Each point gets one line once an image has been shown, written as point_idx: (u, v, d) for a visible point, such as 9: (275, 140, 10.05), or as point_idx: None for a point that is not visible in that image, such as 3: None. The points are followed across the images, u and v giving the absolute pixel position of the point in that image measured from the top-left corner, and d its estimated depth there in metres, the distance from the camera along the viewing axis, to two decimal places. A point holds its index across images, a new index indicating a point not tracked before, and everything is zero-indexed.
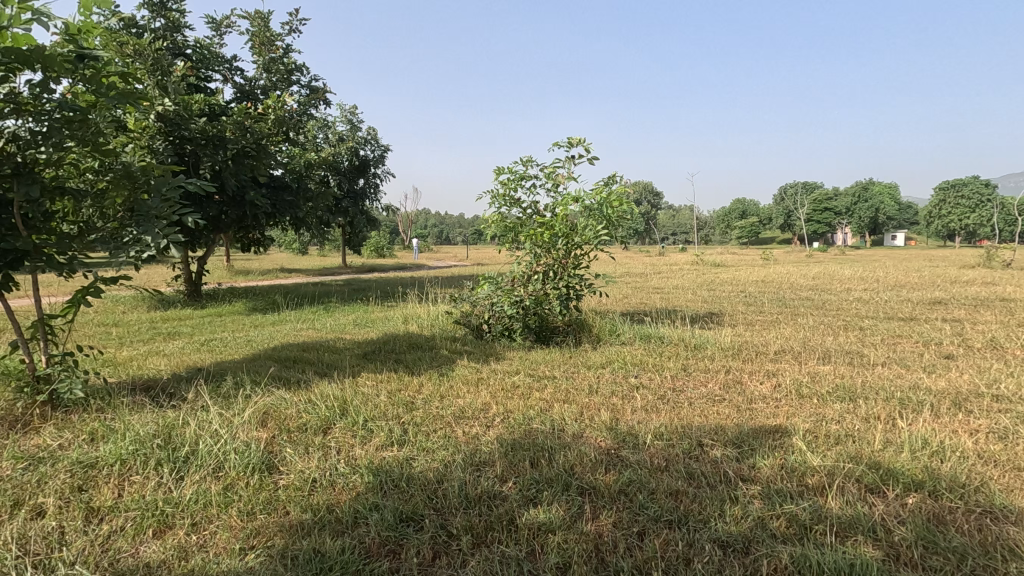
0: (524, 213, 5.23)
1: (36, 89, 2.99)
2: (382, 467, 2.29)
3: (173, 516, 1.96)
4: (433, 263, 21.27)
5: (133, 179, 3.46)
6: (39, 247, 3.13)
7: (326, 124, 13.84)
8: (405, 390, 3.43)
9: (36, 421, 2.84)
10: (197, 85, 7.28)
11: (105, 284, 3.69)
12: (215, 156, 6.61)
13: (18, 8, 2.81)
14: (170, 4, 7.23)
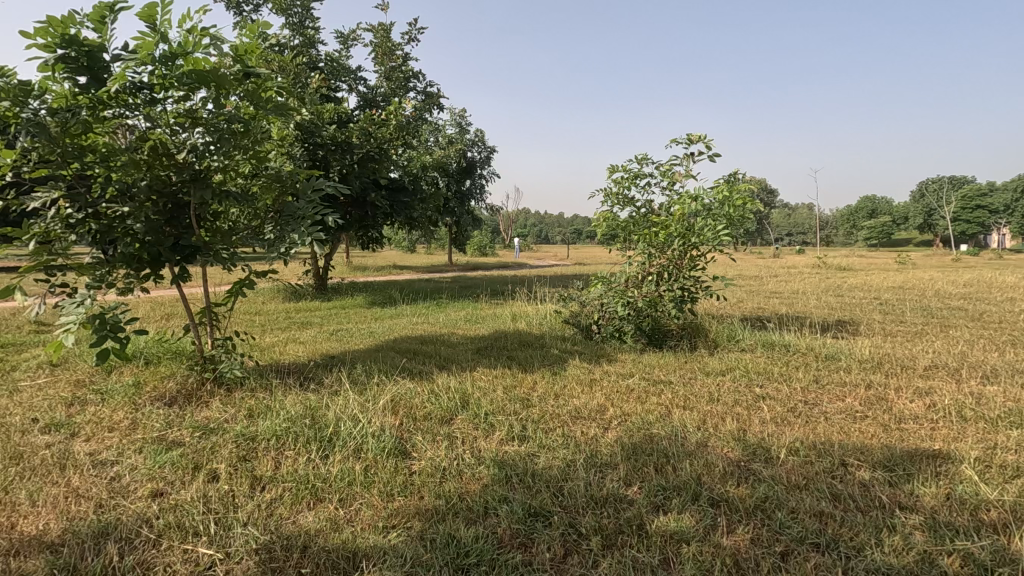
0: (637, 213, 5.11)
1: (211, 105, 3.41)
2: (507, 461, 2.35)
3: (323, 490, 2.15)
4: (534, 262, 21.50)
5: (282, 182, 3.83)
6: (208, 244, 3.57)
7: (437, 127, 14.44)
8: (520, 387, 3.50)
9: (205, 396, 3.25)
10: (329, 95, 7.91)
11: (257, 277, 4.13)
12: (343, 160, 7.18)
13: (200, 35, 3.23)
14: (308, 22, 7.95)
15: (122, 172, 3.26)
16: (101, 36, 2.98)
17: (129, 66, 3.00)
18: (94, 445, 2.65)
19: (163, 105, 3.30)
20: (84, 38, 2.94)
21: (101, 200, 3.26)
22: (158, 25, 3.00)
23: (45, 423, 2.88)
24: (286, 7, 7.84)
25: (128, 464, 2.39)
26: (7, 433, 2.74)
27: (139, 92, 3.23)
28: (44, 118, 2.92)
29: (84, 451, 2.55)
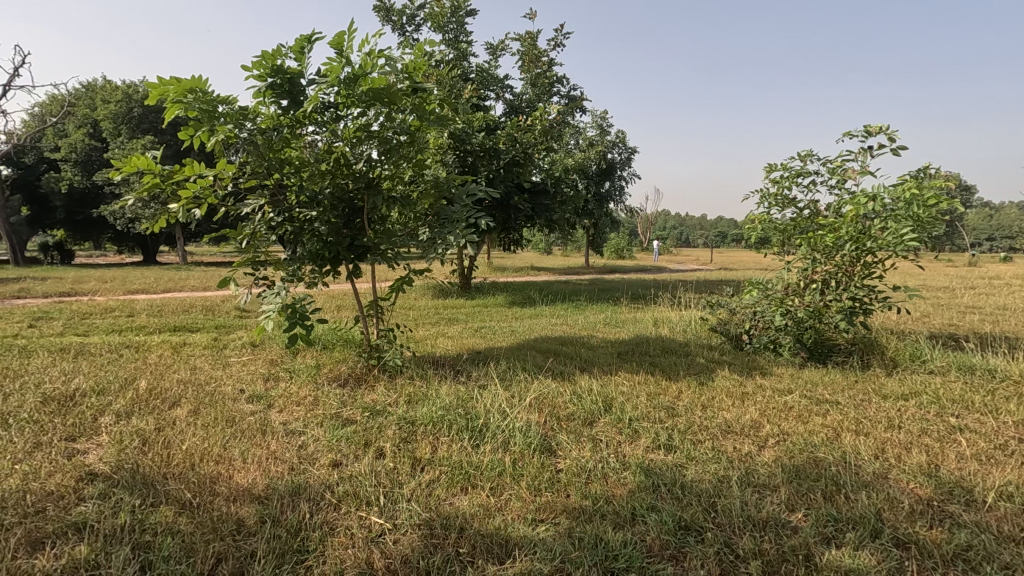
0: (799, 215, 4.65)
1: (383, 119, 3.77)
2: (654, 468, 2.29)
3: (476, 477, 2.28)
4: (674, 266, 20.65)
5: (440, 187, 4.11)
6: (376, 245, 3.96)
7: (578, 130, 14.48)
8: (664, 394, 3.39)
9: (371, 381, 3.62)
10: (478, 104, 8.33)
11: (415, 275, 4.50)
12: (490, 166, 7.54)
13: (378, 56, 3.59)
14: (461, 37, 8.47)
15: (312, 181, 3.76)
16: (301, 65, 3.46)
17: (322, 88, 3.44)
18: (286, 416, 3.09)
19: (346, 121, 3.73)
20: (288, 67, 3.43)
21: (295, 206, 3.80)
22: (344, 51, 3.41)
23: (249, 394, 3.43)
24: (443, 24, 8.43)
25: (313, 436, 2.76)
26: (223, 400, 3.30)
27: (327, 111, 3.69)
28: (256, 137, 3.46)
29: (278, 421, 2.99)
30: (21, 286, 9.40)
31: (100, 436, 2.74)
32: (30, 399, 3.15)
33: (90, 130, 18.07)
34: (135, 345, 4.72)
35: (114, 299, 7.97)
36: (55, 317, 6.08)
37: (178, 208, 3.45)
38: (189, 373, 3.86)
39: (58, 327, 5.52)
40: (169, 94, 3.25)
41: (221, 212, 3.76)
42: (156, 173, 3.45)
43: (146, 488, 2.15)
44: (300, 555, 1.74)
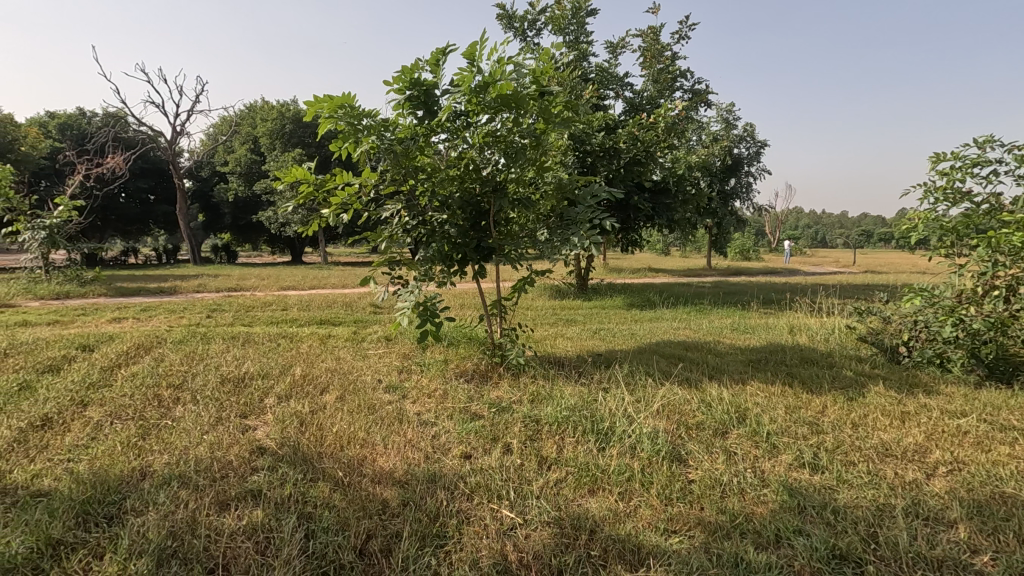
0: (974, 210, 4.02)
1: (509, 124, 3.87)
2: (799, 489, 2.11)
3: (603, 480, 2.25)
4: (809, 269, 18.89)
5: (563, 188, 4.14)
6: (501, 246, 4.08)
7: (702, 125, 13.78)
8: (806, 408, 3.11)
9: (496, 378, 3.74)
10: (598, 104, 8.26)
11: (537, 275, 4.57)
12: (610, 166, 7.46)
13: (506, 64, 3.69)
14: (582, 38, 8.46)
15: (442, 186, 3.97)
16: (436, 77, 3.65)
17: (455, 97, 3.61)
18: (419, 407, 3.29)
19: (476, 127, 3.88)
20: (424, 79, 3.64)
21: (428, 210, 4.05)
22: (476, 61, 3.55)
23: (386, 385, 3.70)
24: (563, 27, 8.48)
25: (445, 427, 2.91)
26: (364, 389, 3.60)
27: (458, 119, 3.86)
28: (395, 147, 3.72)
29: (413, 411, 3.19)
30: (201, 282, 10.99)
31: (266, 415, 3.12)
32: (212, 379, 3.67)
33: (251, 146, 20.63)
34: (290, 336, 5.31)
35: (271, 294, 9.04)
36: (226, 309, 7.04)
37: (329, 213, 3.82)
38: (335, 362, 4.27)
39: (229, 318, 6.39)
40: (322, 110, 3.58)
41: (364, 216, 4.08)
42: (310, 182, 3.83)
43: (305, 464, 2.41)
44: (440, 540, 1.85)
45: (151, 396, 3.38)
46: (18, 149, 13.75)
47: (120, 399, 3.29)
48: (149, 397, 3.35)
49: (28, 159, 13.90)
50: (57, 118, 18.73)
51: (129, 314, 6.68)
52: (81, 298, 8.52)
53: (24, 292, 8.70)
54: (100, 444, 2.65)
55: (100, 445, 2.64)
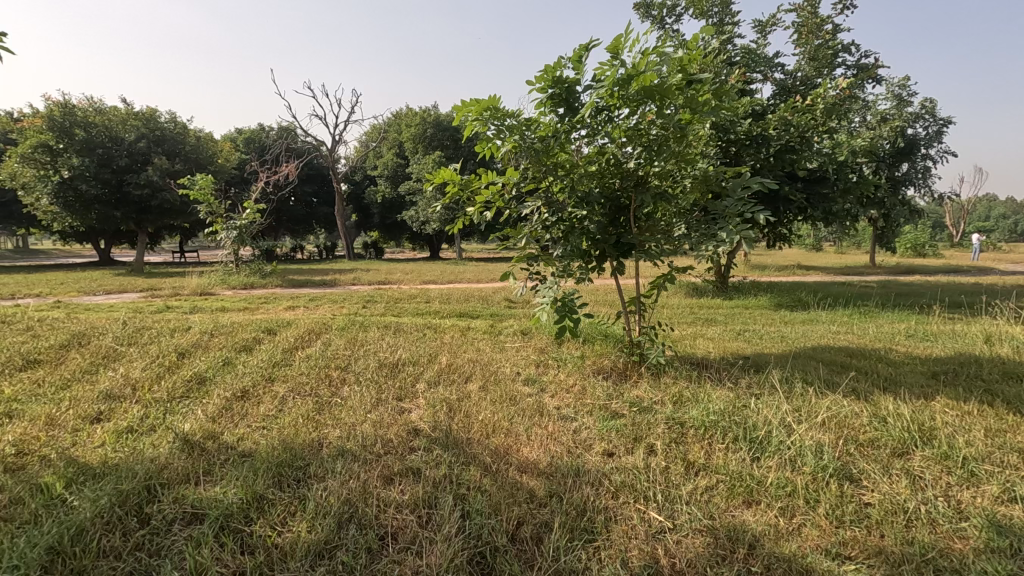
0: None
1: (652, 116, 3.74)
2: (1012, 528, 1.79)
3: (759, 492, 2.11)
4: (1005, 267, 15.91)
5: (709, 181, 3.90)
6: (642, 241, 3.97)
7: (867, 105, 12.21)
8: (1013, 432, 2.63)
9: (634, 376, 3.66)
10: (745, 89, 7.71)
11: (678, 272, 4.38)
12: (758, 155, 6.93)
13: (650, 54, 3.57)
14: (727, 19, 7.94)
15: (582, 182, 3.96)
16: (578, 73, 3.64)
17: (597, 92, 3.58)
18: (558, 401, 3.34)
19: (617, 121, 3.81)
20: (567, 77, 3.65)
21: (569, 207, 4.07)
22: (619, 54, 3.48)
23: (524, 377, 3.81)
24: (706, 10, 8.02)
25: (585, 423, 2.92)
26: (504, 380, 3.73)
27: (599, 114, 3.83)
28: (537, 145, 3.78)
29: (552, 405, 3.24)
30: (355, 275, 12.20)
31: (419, 399, 3.37)
32: (371, 364, 4.06)
33: (397, 150, 22.35)
34: (434, 326, 5.69)
35: (415, 287, 9.74)
36: (378, 301, 7.73)
37: (474, 211, 4.00)
38: (475, 353, 4.48)
39: (381, 309, 7.01)
40: (469, 114, 3.74)
41: (505, 214, 4.22)
42: (456, 183, 4.04)
43: (457, 448, 2.56)
44: (588, 535, 1.85)
45: (323, 376, 3.82)
46: (217, 161, 16.28)
47: (299, 377, 3.77)
48: (321, 377, 3.80)
49: (224, 170, 16.44)
50: (244, 134, 21.89)
51: (300, 303, 7.63)
52: (263, 288, 9.89)
53: (221, 282, 10.32)
54: (285, 415, 3.06)
55: (286, 416, 3.04)
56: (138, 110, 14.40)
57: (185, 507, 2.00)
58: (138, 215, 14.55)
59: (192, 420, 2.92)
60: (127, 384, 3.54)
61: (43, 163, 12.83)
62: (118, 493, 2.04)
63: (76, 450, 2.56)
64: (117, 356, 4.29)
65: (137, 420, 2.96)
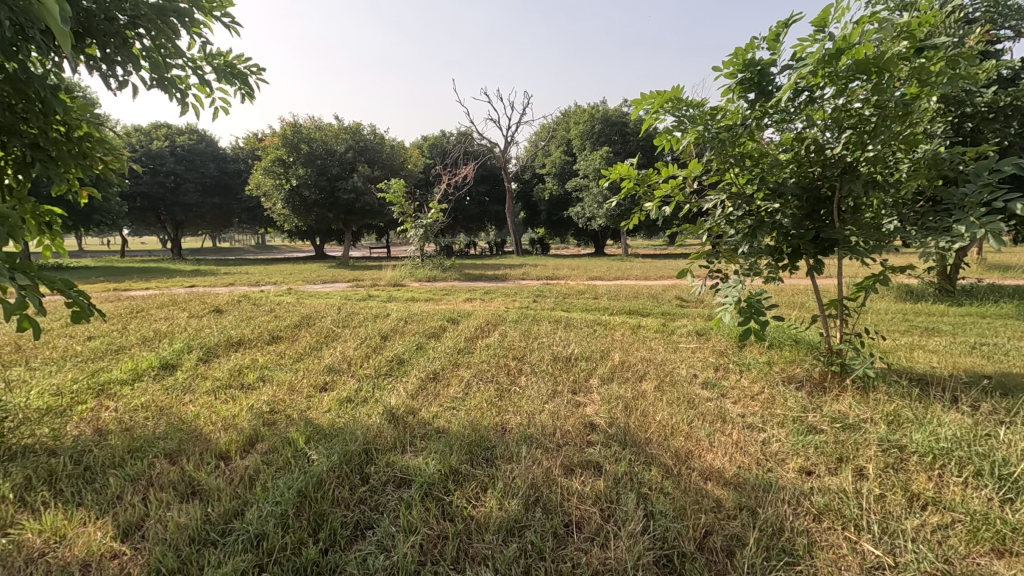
0: None
1: (866, 94, 3.24)
2: None
3: (1015, 541, 1.74)
4: None
5: (941, 164, 3.27)
6: (846, 236, 3.48)
7: None
8: None
9: (835, 389, 3.26)
10: (987, 51, 6.36)
11: (893, 272, 3.76)
12: (1006, 129, 5.67)
13: (865, 22, 3.10)
14: None
15: (773, 173, 3.60)
16: (773, 53, 3.32)
17: (796, 72, 3.22)
18: (742, 408, 3.12)
19: (820, 102, 3.38)
20: (760, 58, 3.34)
21: (757, 199, 3.75)
22: (826, 26, 3.08)
23: (703, 380, 3.62)
24: None
25: (775, 435, 2.68)
26: (681, 381, 3.59)
27: (798, 97, 3.44)
28: (722, 135, 3.53)
29: (736, 412, 3.04)
30: (524, 270, 12.71)
31: (593, 394, 3.41)
32: (546, 356, 4.21)
33: (564, 148, 22.66)
34: (604, 323, 5.69)
35: (582, 283, 9.82)
36: (548, 296, 7.96)
37: (652, 207, 3.86)
38: (648, 352, 4.38)
39: (551, 303, 7.21)
40: (649, 106, 3.62)
41: (685, 208, 4.01)
42: (633, 178, 3.94)
43: (635, 446, 2.54)
44: (788, 558, 1.71)
45: (502, 364, 4.06)
46: (406, 166, 18.15)
47: (481, 365, 4.05)
48: (501, 365, 4.04)
49: (412, 174, 18.29)
50: (429, 141, 24.09)
51: (477, 296, 8.19)
52: (444, 281, 10.83)
53: (410, 275, 11.51)
54: (471, 399, 3.32)
55: (472, 399, 3.30)
56: (347, 125, 16.67)
57: (396, 472, 2.28)
58: (345, 215, 16.90)
59: (395, 396, 3.32)
60: (344, 361, 4.14)
61: (279, 174, 15.51)
62: (345, 453, 2.41)
63: (311, 413, 3.07)
64: (335, 336, 5.05)
65: (353, 391, 3.45)
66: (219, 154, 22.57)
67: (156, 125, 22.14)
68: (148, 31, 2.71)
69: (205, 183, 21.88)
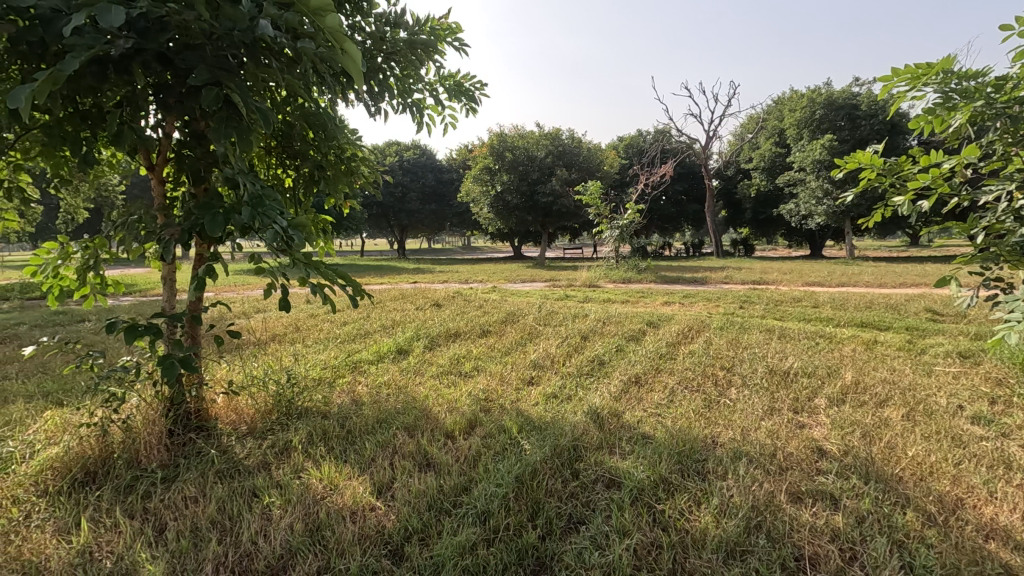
0: None
1: None
2: None
3: None
4: None
5: None
6: None
7: None
8: None
9: None
10: None
11: None
12: None
13: None
14: None
15: None
16: None
17: None
18: None
19: None
20: None
21: None
22: None
23: (972, 412, 2.95)
24: None
25: None
26: (940, 412, 2.98)
27: None
28: (1013, 109, 2.79)
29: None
30: (727, 273, 11.85)
31: (820, 416, 3.02)
32: (760, 368, 3.86)
33: (776, 139, 20.44)
34: (828, 335, 5.00)
35: (798, 289, 8.79)
36: (757, 301, 7.30)
37: (902, 201, 3.24)
38: (890, 373, 3.73)
39: (761, 310, 6.59)
40: (906, 82, 3.03)
41: (951, 203, 3.28)
42: (876, 168, 3.36)
43: (881, 483, 2.18)
44: None
45: (709, 373, 3.84)
46: (602, 168, 18.29)
47: (686, 371, 3.88)
48: (708, 374, 3.82)
49: (607, 175, 18.35)
50: (625, 141, 23.92)
51: (676, 300, 7.86)
52: (640, 282, 10.68)
53: (604, 276, 11.58)
54: (677, 406, 3.20)
55: (677, 407, 3.19)
56: (547, 131, 17.43)
57: (606, 472, 2.31)
58: (543, 217, 17.67)
59: (599, 396, 3.37)
60: (548, 357, 4.34)
61: (486, 182, 17.00)
62: (557, 446, 2.51)
63: (520, 404, 3.28)
64: (538, 333, 5.31)
65: (558, 388, 3.59)
66: (437, 166, 25.53)
67: (390, 143, 25.95)
68: (398, 63, 3.15)
69: (425, 191, 24.98)
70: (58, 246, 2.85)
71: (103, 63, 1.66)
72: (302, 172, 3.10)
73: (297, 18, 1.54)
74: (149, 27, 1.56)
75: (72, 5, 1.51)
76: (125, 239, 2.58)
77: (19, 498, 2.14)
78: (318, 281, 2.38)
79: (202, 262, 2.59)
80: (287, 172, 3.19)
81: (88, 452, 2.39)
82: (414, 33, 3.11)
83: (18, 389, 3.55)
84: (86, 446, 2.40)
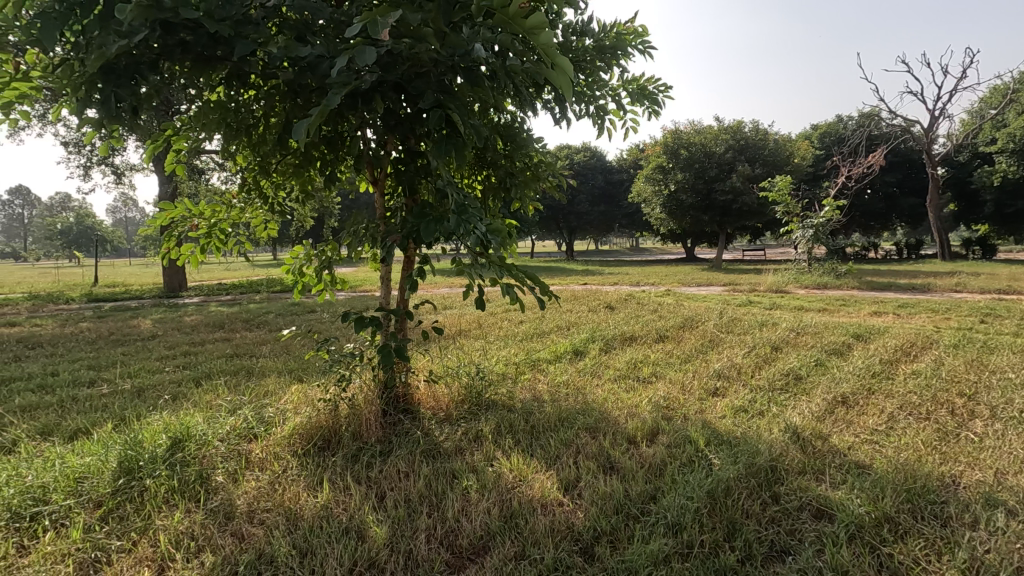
0: None
1: None
2: None
3: None
4: None
5: None
6: None
7: None
8: None
9: None
10: None
11: None
12: None
13: None
14: None
15: None
16: None
17: None
18: None
19: None
20: None
21: None
22: None
23: None
24: None
25: None
26: None
27: None
28: None
29: None
30: (957, 279, 9.86)
31: None
32: (1016, 399, 3.13)
33: None
34: None
35: None
36: (1007, 315, 5.93)
37: None
38: None
39: (1012, 326, 5.34)
40: None
41: None
42: None
43: None
44: None
45: (942, 399, 3.22)
46: (793, 160, 16.48)
47: (909, 395, 3.31)
48: (940, 400, 3.21)
49: (799, 169, 16.52)
50: (820, 129, 21.28)
51: (890, 309, 6.75)
52: (840, 289, 9.42)
53: (794, 281, 10.44)
54: (899, 435, 2.75)
55: (900, 436, 2.74)
56: (728, 125, 16.29)
57: (813, 500, 2.08)
58: (722, 218, 16.51)
59: (797, 414, 3.04)
60: (734, 368, 4.05)
61: (659, 181, 16.50)
62: (752, 465, 2.33)
63: (706, 416, 3.11)
64: (720, 341, 4.98)
65: (748, 402, 3.32)
66: (608, 167, 25.47)
67: (562, 147, 26.57)
68: (583, 71, 3.19)
69: (595, 193, 25.11)
70: (303, 252, 3.44)
71: (352, 96, 1.96)
72: (494, 180, 3.31)
73: (509, 38, 1.65)
74: (389, 60, 1.80)
75: (332, 49, 1.81)
76: (354, 244, 3.02)
77: (278, 455, 2.64)
78: (511, 282, 2.52)
79: (413, 263, 2.93)
80: (479, 182, 3.45)
81: (324, 423, 2.85)
82: (599, 40, 3.13)
83: (272, 365, 4.39)
84: (323, 418, 2.87)
